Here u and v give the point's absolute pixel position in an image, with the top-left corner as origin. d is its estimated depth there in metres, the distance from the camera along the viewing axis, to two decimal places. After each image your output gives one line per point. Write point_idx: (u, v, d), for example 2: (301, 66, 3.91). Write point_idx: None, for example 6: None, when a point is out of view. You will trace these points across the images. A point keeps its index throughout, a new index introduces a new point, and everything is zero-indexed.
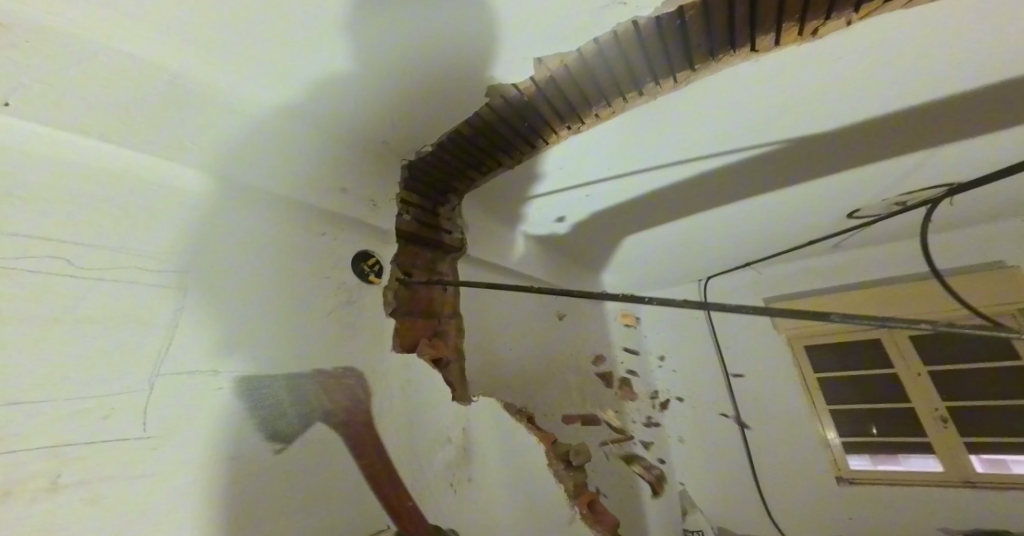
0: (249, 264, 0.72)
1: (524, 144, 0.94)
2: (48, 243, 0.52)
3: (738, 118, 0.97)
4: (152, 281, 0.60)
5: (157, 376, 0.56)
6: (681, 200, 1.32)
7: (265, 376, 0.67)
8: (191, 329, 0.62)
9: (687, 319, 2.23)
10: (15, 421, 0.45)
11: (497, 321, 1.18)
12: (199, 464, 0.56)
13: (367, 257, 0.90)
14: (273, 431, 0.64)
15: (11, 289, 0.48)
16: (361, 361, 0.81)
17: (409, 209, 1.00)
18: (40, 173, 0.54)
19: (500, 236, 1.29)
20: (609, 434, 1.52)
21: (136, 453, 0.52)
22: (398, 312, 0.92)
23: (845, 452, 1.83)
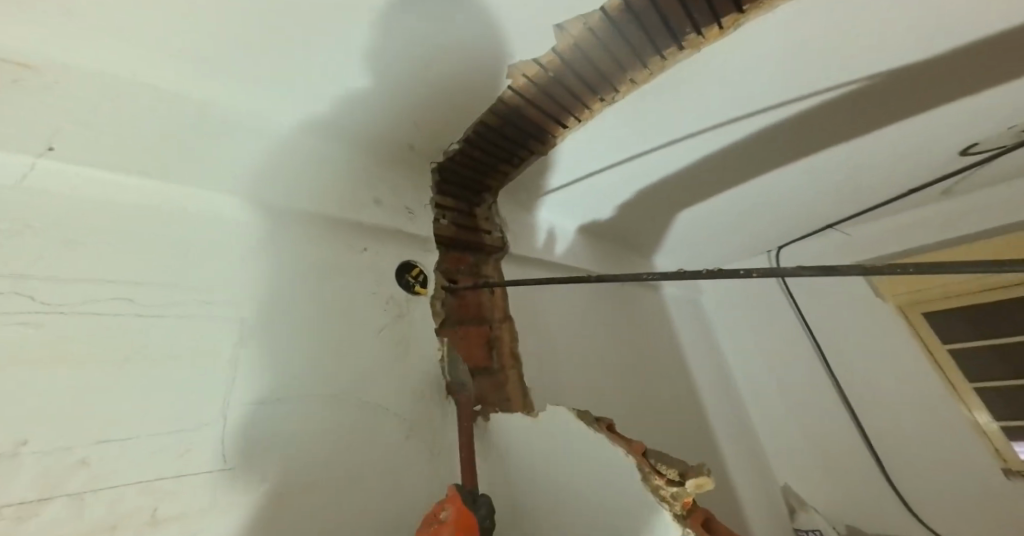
0: (294, 285, 0.72)
1: (556, 126, 0.87)
2: (114, 284, 0.55)
3: (807, 58, 0.81)
4: (214, 313, 0.61)
5: (230, 408, 0.57)
6: (737, 165, 1.16)
7: (319, 396, 0.66)
8: (251, 357, 0.62)
9: (763, 295, 1.99)
10: (108, 459, 0.47)
11: (549, 321, 1.11)
12: (274, 491, 0.56)
13: (411, 268, 0.87)
14: (334, 455, 0.63)
15: (86, 330, 0.50)
16: (415, 373, 0.78)
17: (445, 213, 0.97)
18: (101, 217, 0.57)
19: (539, 229, 1.21)
20: (689, 432, 1.38)
21: (220, 484, 0.52)
22: (446, 323, 0.88)
23: (1007, 438, 1.49)
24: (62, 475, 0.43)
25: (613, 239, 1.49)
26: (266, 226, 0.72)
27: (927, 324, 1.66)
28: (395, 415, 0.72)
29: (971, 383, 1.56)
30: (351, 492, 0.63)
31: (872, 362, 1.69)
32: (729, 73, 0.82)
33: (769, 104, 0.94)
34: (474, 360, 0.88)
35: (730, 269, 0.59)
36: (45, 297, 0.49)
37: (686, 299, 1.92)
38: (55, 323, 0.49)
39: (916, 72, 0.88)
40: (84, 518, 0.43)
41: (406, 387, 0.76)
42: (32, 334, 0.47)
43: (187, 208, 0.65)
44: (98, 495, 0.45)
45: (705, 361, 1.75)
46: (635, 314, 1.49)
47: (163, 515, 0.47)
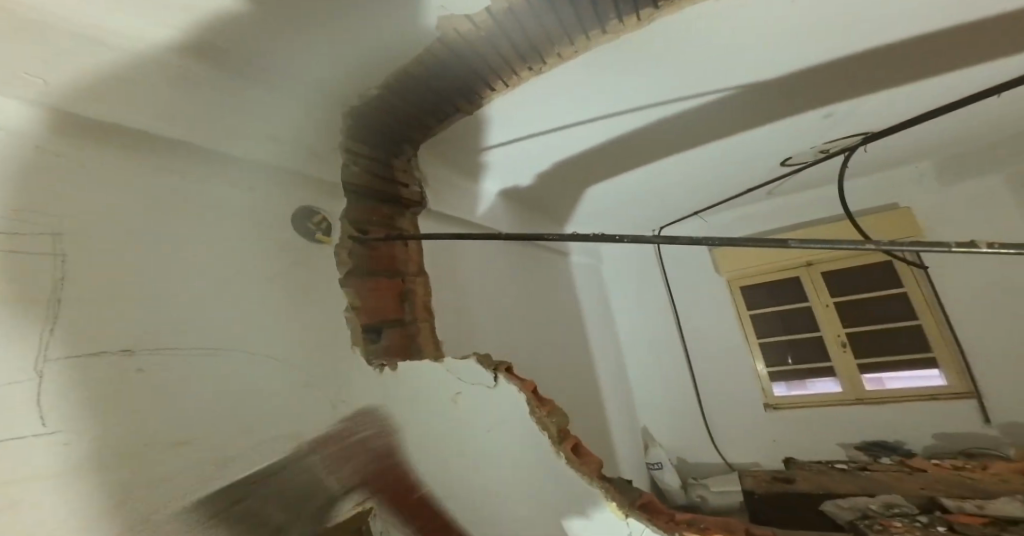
0: (172, 228, 0.63)
1: (485, 87, 0.87)
2: None
3: (696, 63, 0.97)
4: (22, 246, 0.48)
5: (52, 362, 0.47)
6: (633, 147, 1.33)
7: (187, 349, 0.59)
8: (87, 303, 0.52)
9: (647, 267, 2.33)
10: None
11: (465, 279, 1.15)
12: (125, 456, 0.49)
13: (312, 214, 0.82)
14: (207, 412, 0.58)
15: None
16: (315, 327, 0.76)
17: (359, 160, 0.92)
18: None
19: (457, 188, 1.22)
20: (580, 382, 1.60)
21: (39, 451, 0.44)
22: (353, 272, 0.85)
23: (772, 380, 2.08)
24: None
25: (527, 206, 1.56)
26: (128, 152, 0.61)
27: (744, 296, 2.17)
28: (295, 369, 0.70)
29: (759, 338, 2.13)
30: (236, 448, 0.59)
31: (704, 324, 2.19)
32: (635, 64, 0.93)
33: (664, 97, 1.09)
34: (385, 312, 0.88)
35: (607, 235, 0.75)
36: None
37: (588, 265, 2.13)
38: None
39: (765, 86, 1.12)
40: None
41: (303, 341, 0.73)
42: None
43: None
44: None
45: (594, 321, 1.99)
46: (543, 278, 1.60)
47: None
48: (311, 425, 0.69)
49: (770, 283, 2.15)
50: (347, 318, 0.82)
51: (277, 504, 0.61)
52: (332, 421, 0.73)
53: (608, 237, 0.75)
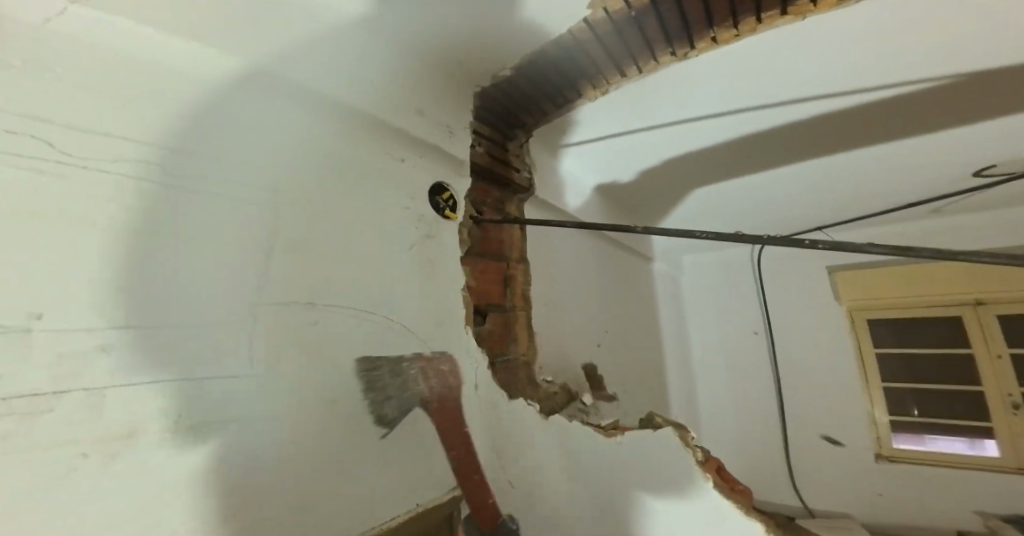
0: (331, 189, 0.65)
1: (618, 71, 0.82)
2: (142, 146, 0.46)
3: (895, 54, 0.79)
4: (247, 199, 0.55)
5: (256, 309, 0.53)
6: (762, 149, 1.16)
7: (342, 309, 0.62)
8: (280, 257, 0.57)
9: (737, 281, 2.12)
10: (139, 350, 0.42)
11: (554, 273, 1.13)
12: (295, 406, 0.54)
13: (443, 190, 0.81)
14: (352, 374, 0.62)
15: (107, 194, 0.42)
16: (436, 303, 0.76)
17: (481, 140, 0.91)
18: (131, 68, 0.47)
19: (559, 177, 1.18)
20: (653, 394, 1.53)
21: (244, 389, 0.50)
22: (470, 252, 0.85)
23: (893, 431, 1.78)
24: (76, 369, 0.38)
25: (619, 204, 1.48)
26: (303, 114, 0.63)
27: (868, 329, 1.86)
28: (416, 341, 0.71)
29: (882, 380, 1.82)
30: (369, 410, 0.62)
31: (810, 355, 1.93)
32: (806, 54, 0.80)
33: (820, 93, 0.92)
34: (490, 296, 0.88)
35: (794, 238, 0.54)
36: (62, 145, 0.40)
37: (670, 273, 1.97)
38: (74, 181, 0.40)
39: (966, 88, 0.88)
40: (98, 419, 0.39)
41: (425, 314, 0.74)
42: (40, 186, 0.38)
43: (221, 87, 0.54)
44: (115, 394, 0.40)
45: (673, 331, 1.87)
46: (626, 279, 1.52)
47: (183, 425, 0.44)
48: (425, 397, 0.71)
49: (907, 319, 1.81)
50: (463, 298, 0.81)
51: (397, 474, 0.63)
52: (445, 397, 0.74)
53: (796, 240, 0.54)
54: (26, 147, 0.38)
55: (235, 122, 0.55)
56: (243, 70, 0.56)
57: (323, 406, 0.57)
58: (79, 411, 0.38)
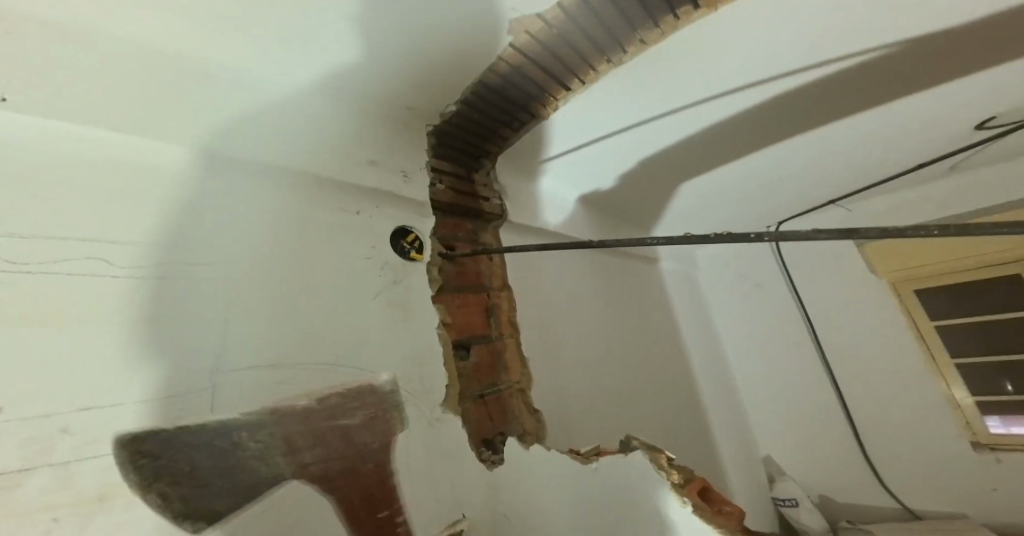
0: (286, 251, 0.67)
1: (557, 90, 0.83)
2: (93, 242, 0.50)
3: (837, 18, 0.75)
4: (202, 273, 0.58)
5: (222, 373, 0.54)
6: (740, 133, 1.11)
7: (309, 363, 0.63)
8: (244, 322, 0.59)
9: (761, 269, 2.00)
10: (105, 421, 0.44)
11: (548, 293, 1.11)
12: (271, 462, 0.54)
13: (407, 233, 0.83)
14: (328, 423, 0.62)
15: (60, 286, 0.46)
16: (411, 343, 0.76)
17: (441, 176, 0.92)
18: (75, 172, 0.51)
19: (535, 197, 1.18)
20: (686, 401, 1.46)
21: (216, 450, 0.50)
22: (444, 289, 0.85)
23: (981, 412, 1.57)
24: (48, 445, 0.40)
25: (609, 212, 1.46)
26: (252, 185, 0.67)
27: (919, 300, 1.68)
28: (394, 383, 0.71)
29: (953, 357, 1.62)
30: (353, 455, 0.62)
31: (860, 340, 1.76)
32: (742, 40, 0.79)
33: (775, 73, 0.89)
34: (474, 329, 0.88)
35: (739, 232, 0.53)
36: (19, 247, 0.44)
37: (683, 271, 1.90)
38: (31, 277, 0.44)
39: (937, 35, 0.81)
40: (74, 489, 0.40)
41: (401, 356, 0.74)
42: (2, 283, 0.42)
43: (172, 167, 0.59)
44: (89, 463, 0.42)
45: (697, 332, 1.78)
46: (632, 286, 1.47)
47: (157, 486, 0.45)
48: (413, 438, 0.70)
49: (959, 287, 1.63)
50: (440, 335, 0.81)
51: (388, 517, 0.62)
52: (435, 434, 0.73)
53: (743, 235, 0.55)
54: None
55: (182, 204, 0.59)
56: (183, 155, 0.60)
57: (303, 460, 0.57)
58: (55, 484, 0.40)
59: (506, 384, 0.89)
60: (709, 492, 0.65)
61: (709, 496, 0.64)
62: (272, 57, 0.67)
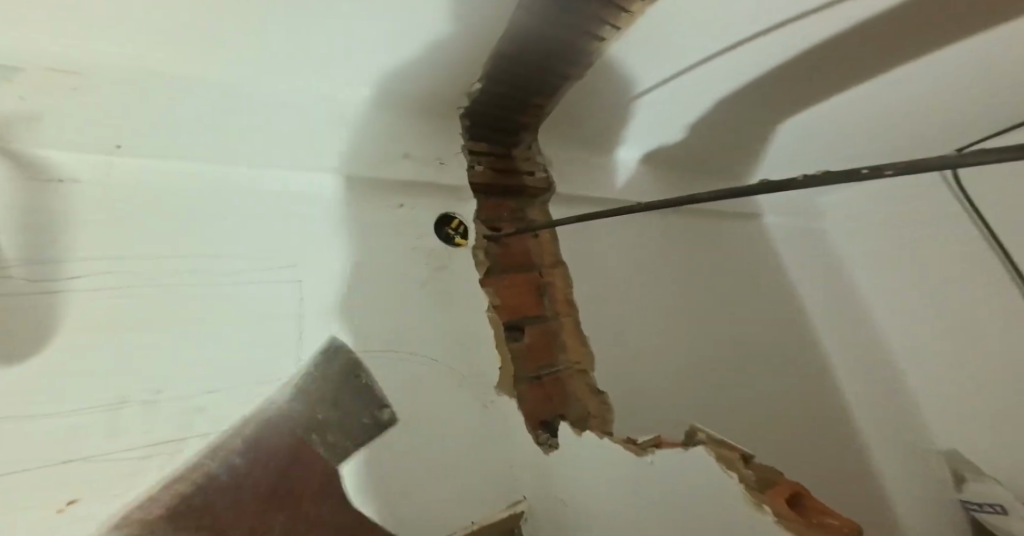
0: (340, 245, 0.72)
1: (581, 44, 0.77)
2: (191, 258, 0.59)
3: None
4: (274, 274, 0.64)
5: (300, 359, 0.61)
6: (829, 41, 0.92)
7: (370, 351, 0.67)
8: (313, 314, 0.65)
9: (908, 210, 1.62)
10: (217, 405, 0.54)
11: (611, 264, 1.06)
12: (345, 440, 0.60)
13: (450, 219, 0.85)
14: (390, 406, 0.66)
15: (169, 299, 0.56)
16: (463, 327, 0.78)
17: (479, 158, 0.94)
18: (168, 200, 0.60)
19: (585, 164, 1.13)
20: (797, 371, 1.29)
21: (302, 428, 0.58)
22: (492, 270, 0.87)
23: None
24: (190, 420, 0.52)
25: (683, 165, 1.36)
26: (302, 189, 0.72)
27: None
28: (445, 368, 0.73)
29: None
30: (417, 433, 0.66)
31: None
32: None
33: None
34: (527, 309, 0.89)
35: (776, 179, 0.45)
36: (140, 271, 0.55)
37: (794, 223, 1.64)
38: (150, 295, 0.55)
39: None
40: (209, 455, 0.51)
41: (453, 340, 0.76)
42: (132, 303, 0.53)
43: (257, 184, 0.68)
44: (217, 435, 0.53)
45: (812, 291, 1.52)
46: (717, 248, 1.33)
47: (265, 454, 0.54)
48: (472, 417, 0.73)
49: None
50: (490, 318, 0.82)
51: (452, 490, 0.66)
52: (491, 415, 0.75)
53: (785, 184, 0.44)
54: (116, 280, 0.53)
55: (258, 214, 0.66)
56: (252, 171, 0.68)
57: (370, 437, 0.62)
58: (195, 451, 0.51)
59: (561, 364, 0.89)
60: (802, 502, 0.52)
61: (802, 507, 0.51)
62: (304, 70, 0.71)
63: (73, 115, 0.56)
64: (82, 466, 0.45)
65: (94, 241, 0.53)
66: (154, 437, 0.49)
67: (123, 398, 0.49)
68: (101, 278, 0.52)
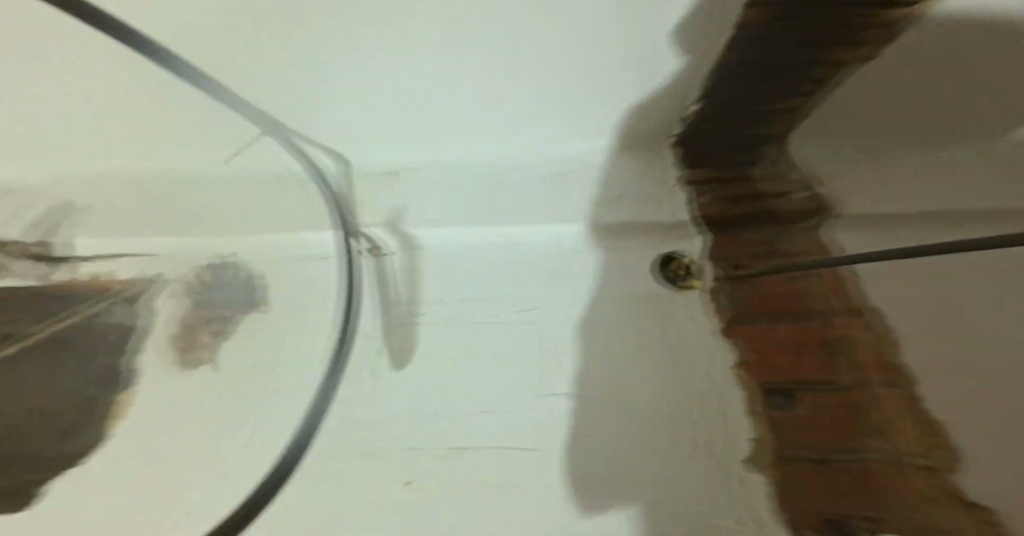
0: (571, 292, 0.78)
1: (847, 32, 0.58)
2: (470, 303, 0.78)
3: None
4: (523, 318, 0.76)
5: (538, 396, 0.68)
6: None
7: (598, 395, 0.68)
8: (549, 355, 0.72)
9: None
10: (485, 422, 0.66)
11: (988, 304, 0.62)
12: (573, 477, 0.61)
13: (673, 259, 0.82)
14: (621, 450, 0.63)
15: (456, 336, 0.74)
16: (700, 377, 0.69)
17: (707, 189, 0.86)
18: (458, 259, 0.82)
19: (876, 174, 0.87)
20: None
21: (537, 461, 0.62)
22: (735, 319, 0.74)
23: None
24: (463, 436, 0.65)
25: None
26: (540, 244, 0.83)
27: None
28: (679, 418, 0.66)
29: None
30: (641, 484, 0.60)
31: None
32: None
33: None
34: (794, 367, 0.67)
35: None
36: (445, 311, 0.77)
37: None
38: (444, 332, 0.75)
39: None
40: (471, 470, 0.62)
41: (685, 398, 0.68)
42: (437, 335, 0.75)
43: (515, 239, 0.83)
44: (478, 454, 0.63)
45: None
46: None
47: (509, 478, 0.61)
48: (711, 492, 0.59)
49: None
50: (736, 378, 0.68)
51: None
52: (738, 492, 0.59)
53: None
54: (428, 317, 0.77)
55: (513, 269, 0.81)
56: (509, 233, 0.83)
57: (585, 482, 0.60)
58: (466, 461, 0.63)
59: (869, 453, 0.56)
60: None
61: None
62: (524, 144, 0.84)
63: (406, 201, 0.84)
64: (407, 452, 0.64)
65: (432, 290, 0.79)
66: (446, 442, 0.65)
67: (431, 410, 0.68)
68: (426, 316, 0.77)
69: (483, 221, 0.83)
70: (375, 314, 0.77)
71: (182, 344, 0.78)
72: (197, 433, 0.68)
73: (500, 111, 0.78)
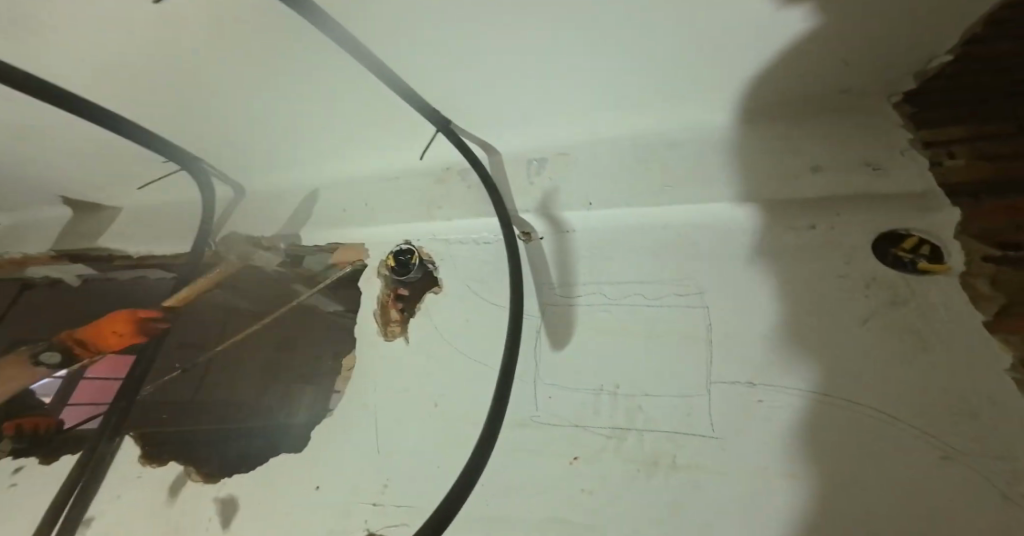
0: (747, 270, 0.70)
1: None
2: (632, 284, 0.76)
3: None
4: (690, 300, 0.71)
5: (712, 385, 0.63)
6: None
7: (787, 388, 0.59)
8: (724, 339, 0.66)
9: None
10: (652, 406, 0.64)
11: None
12: (758, 477, 0.54)
13: (901, 240, 0.65)
14: (822, 455, 0.53)
15: (620, 316, 0.73)
16: (944, 381, 0.53)
17: (959, 149, 0.67)
18: (618, 240, 0.81)
19: None
20: None
21: (712, 451, 0.58)
22: (1014, 309, 0.55)
23: None
24: (631, 414, 0.65)
25: None
26: (709, 219, 0.77)
27: None
28: (915, 432, 0.51)
29: None
30: (850, 500, 0.49)
31: None
32: None
33: None
34: None
35: None
36: (605, 293, 0.76)
37: None
38: (606, 312, 0.75)
39: None
40: (641, 448, 0.62)
41: (928, 400, 0.53)
42: (600, 316, 0.75)
43: (670, 218, 0.79)
44: (646, 436, 0.62)
45: None
46: None
47: (681, 464, 0.59)
48: (992, 523, 0.44)
49: None
50: (1016, 383, 0.51)
51: None
52: None
53: None
54: (589, 299, 0.77)
55: (676, 249, 0.76)
56: (671, 211, 0.79)
57: (782, 481, 0.53)
58: (636, 439, 0.62)
59: None
60: None
61: None
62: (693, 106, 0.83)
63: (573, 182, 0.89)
64: (577, 430, 0.66)
65: (585, 271, 0.80)
66: (614, 422, 0.65)
67: (597, 386, 0.69)
68: (588, 297, 0.77)
69: (644, 199, 0.81)
70: (532, 295, 0.81)
71: (381, 316, 0.94)
72: (409, 384, 0.84)
73: (673, 78, 0.78)
